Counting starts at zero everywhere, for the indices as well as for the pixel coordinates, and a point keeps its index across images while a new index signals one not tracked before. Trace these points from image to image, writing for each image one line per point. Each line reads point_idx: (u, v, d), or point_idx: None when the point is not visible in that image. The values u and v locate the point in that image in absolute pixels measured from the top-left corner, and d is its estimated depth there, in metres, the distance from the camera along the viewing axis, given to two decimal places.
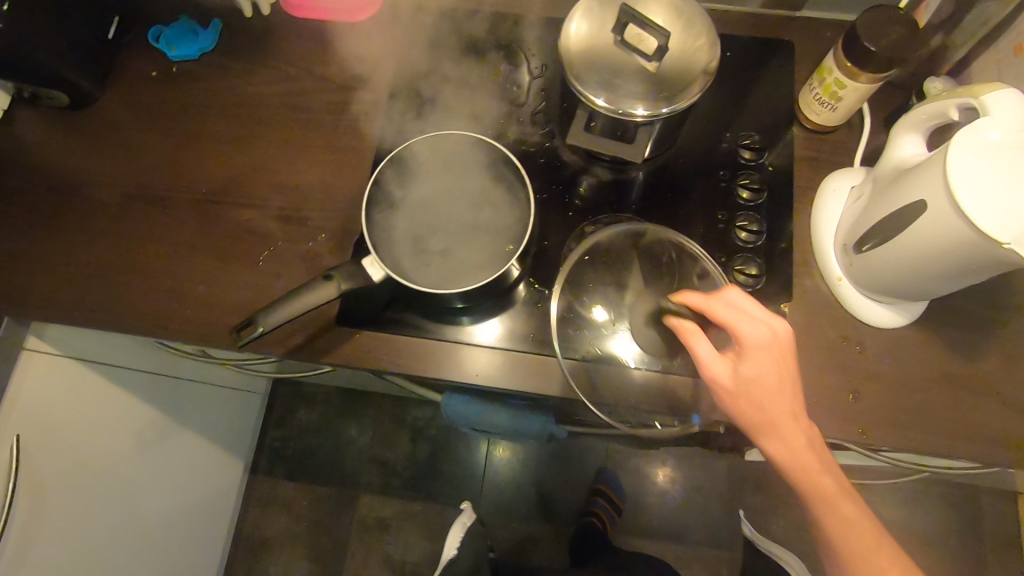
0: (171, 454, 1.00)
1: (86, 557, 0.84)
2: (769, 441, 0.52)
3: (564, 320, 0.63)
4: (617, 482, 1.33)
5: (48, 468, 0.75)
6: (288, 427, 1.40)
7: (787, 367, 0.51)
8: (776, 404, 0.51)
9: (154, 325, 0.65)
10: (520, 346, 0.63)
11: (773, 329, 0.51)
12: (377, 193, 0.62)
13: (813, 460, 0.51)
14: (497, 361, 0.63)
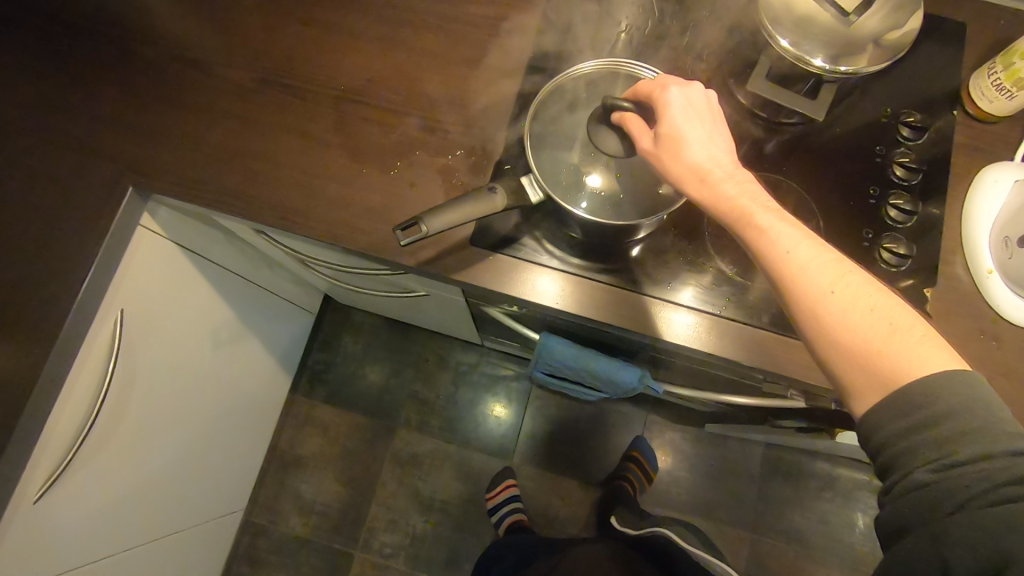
0: (238, 356, 1.00)
1: (158, 440, 0.84)
2: (701, 198, 0.49)
3: (675, 269, 0.63)
4: (651, 450, 1.33)
5: (140, 349, 0.75)
6: (332, 352, 1.39)
7: (696, 115, 0.51)
8: (694, 154, 0.50)
9: (280, 216, 0.63)
10: (626, 284, 0.63)
11: (690, 90, 0.51)
12: (539, 109, 0.60)
13: (739, 204, 0.48)
14: (630, 303, 0.62)
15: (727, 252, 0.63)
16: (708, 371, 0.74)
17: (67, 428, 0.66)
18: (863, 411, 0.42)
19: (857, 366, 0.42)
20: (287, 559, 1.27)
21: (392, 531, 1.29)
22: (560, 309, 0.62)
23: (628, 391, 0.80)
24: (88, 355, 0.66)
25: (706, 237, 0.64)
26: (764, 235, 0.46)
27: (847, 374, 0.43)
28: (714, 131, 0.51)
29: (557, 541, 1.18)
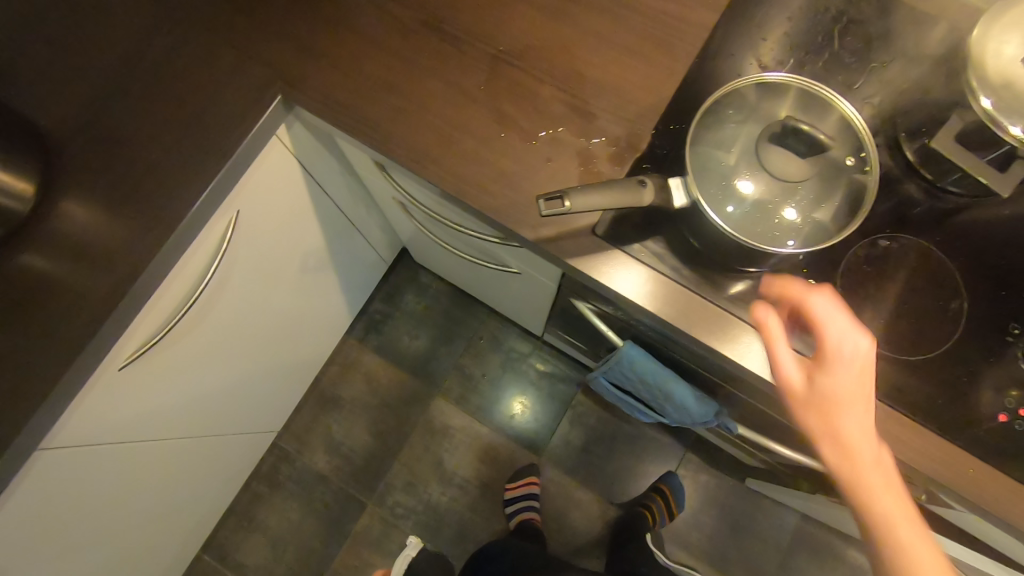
0: (317, 286, 1.02)
1: (228, 346, 0.86)
2: (830, 459, 0.43)
3: None
4: (680, 485, 1.27)
5: (242, 252, 0.77)
6: (393, 305, 1.41)
7: (865, 377, 0.44)
8: (849, 418, 0.43)
9: (413, 158, 0.63)
10: (741, 312, 0.59)
11: (862, 342, 0.45)
12: (707, 114, 0.59)
13: (882, 494, 0.42)
14: (740, 335, 0.59)
15: (858, 307, 0.60)
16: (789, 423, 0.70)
17: (165, 306, 0.69)
18: None
19: None
20: (303, 491, 1.30)
21: (408, 492, 1.30)
22: (668, 320, 0.60)
23: (698, 421, 0.76)
24: (202, 244, 0.69)
25: (840, 286, 0.60)
26: (898, 545, 0.41)
27: None
28: (878, 399, 0.44)
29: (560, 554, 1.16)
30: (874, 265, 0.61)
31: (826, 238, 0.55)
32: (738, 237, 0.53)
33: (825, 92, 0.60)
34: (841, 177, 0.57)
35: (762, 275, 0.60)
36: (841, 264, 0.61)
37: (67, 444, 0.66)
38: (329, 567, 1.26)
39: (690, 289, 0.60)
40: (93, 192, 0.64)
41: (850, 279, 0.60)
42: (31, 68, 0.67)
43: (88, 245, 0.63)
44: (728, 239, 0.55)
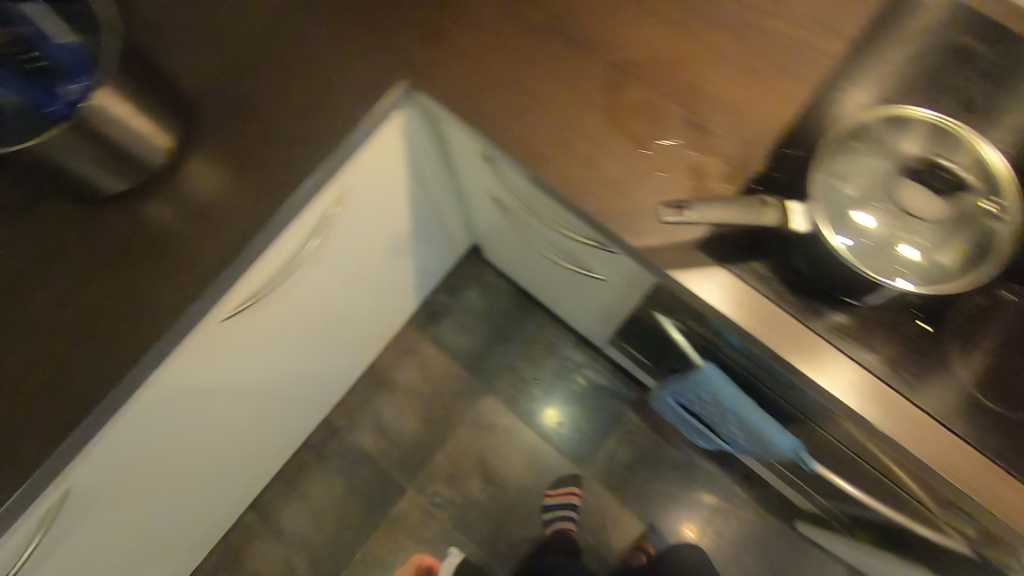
0: (396, 268, 1.05)
1: (312, 314, 0.89)
2: None
3: (903, 351, 0.58)
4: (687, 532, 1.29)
5: (341, 225, 0.80)
6: (455, 298, 1.43)
7: None
8: None
9: (524, 153, 0.64)
10: (841, 344, 0.58)
11: None
12: (836, 138, 0.58)
13: None
14: (841, 369, 0.58)
15: (967, 358, 0.58)
16: (874, 466, 0.68)
17: (270, 266, 0.72)
18: None
19: None
20: (347, 467, 1.33)
21: (448, 484, 1.31)
22: (764, 343, 0.59)
23: (771, 454, 0.75)
24: (310, 212, 0.72)
25: (950, 332, 0.59)
26: None
27: None
28: None
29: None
30: (986, 317, 0.60)
31: (946, 281, 0.53)
32: (855, 266, 0.52)
33: (960, 130, 0.59)
34: (969, 222, 0.55)
35: (867, 311, 0.59)
36: (954, 310, 0.60)
37: (169, 385, 0.70)
38: (363, 545, 1.28)
39: (790, 314, 0.59)
40: (221, 154, 0.68)
41: (960, 327, 0.59)
42: (177, 31, 0.72)
43: (211, 204, 0.67)
44: (841, 267, 0.54)
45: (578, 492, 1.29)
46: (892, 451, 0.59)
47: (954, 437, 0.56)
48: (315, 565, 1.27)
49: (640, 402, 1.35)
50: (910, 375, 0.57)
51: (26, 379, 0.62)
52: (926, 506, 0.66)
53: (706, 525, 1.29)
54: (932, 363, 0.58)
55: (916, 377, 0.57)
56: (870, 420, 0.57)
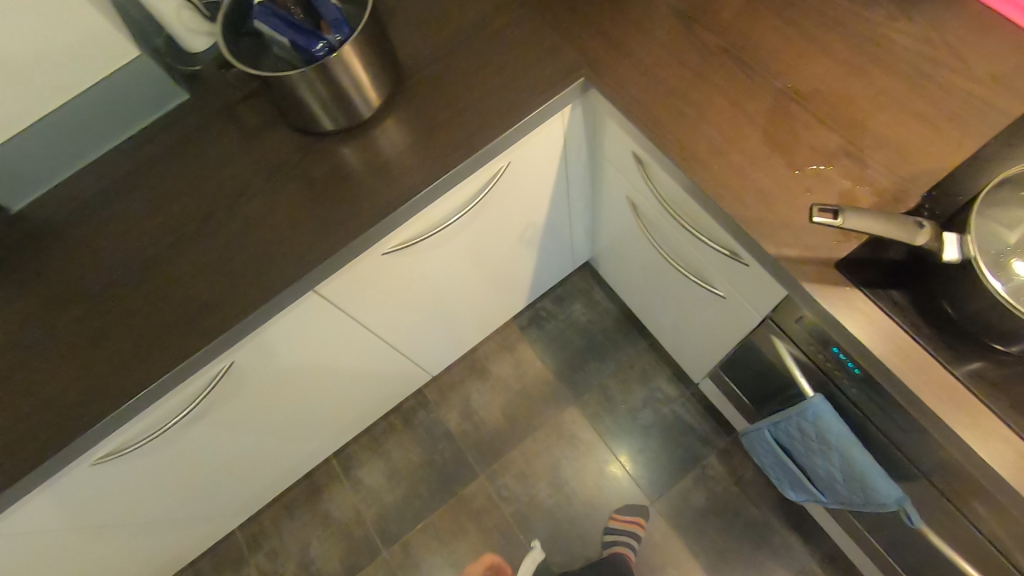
0: (522, 258, 1.13)
1: (447, 278, 0.99)
2: None
3: None
4: None
5: (495, 202, 0.90)
6: (561, 308, 1.48)
7: None
8: None
9: (681, 154, 0.70)
10: (976, 387, 0.57)
11: None
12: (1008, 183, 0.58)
13: None
14: (970, 411, 0.57)
15: None
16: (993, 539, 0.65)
17: (430, 218, 0.82)
18: None
19: None
20: (429, 440, 1.40)
21: (518, 480, 1.35)
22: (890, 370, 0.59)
23: (873, 503, 0.73)
24: (474, 180, 0.82)
25: None
26: None
27: None
28: None
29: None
30: None
31: None
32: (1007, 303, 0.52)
33: None
34: None
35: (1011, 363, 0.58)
36: None
37: (329, 300, 0.81)
38: (428, 516, 1.34)
39: (926, 349, 0.59)
40: (416, 115, 0.80)
41: None
42: (404, 16, 0.86)
43: (398, 155, 0.79)
44: (1003, 312, 0.54)
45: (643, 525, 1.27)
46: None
47: None
48: (380, 521, 1.35)
49: (725, 450, 1.32)
50: None
51: (227, 262, 0.75)
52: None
53: None
54: None
55: None
56: (996, 469, 0.55)
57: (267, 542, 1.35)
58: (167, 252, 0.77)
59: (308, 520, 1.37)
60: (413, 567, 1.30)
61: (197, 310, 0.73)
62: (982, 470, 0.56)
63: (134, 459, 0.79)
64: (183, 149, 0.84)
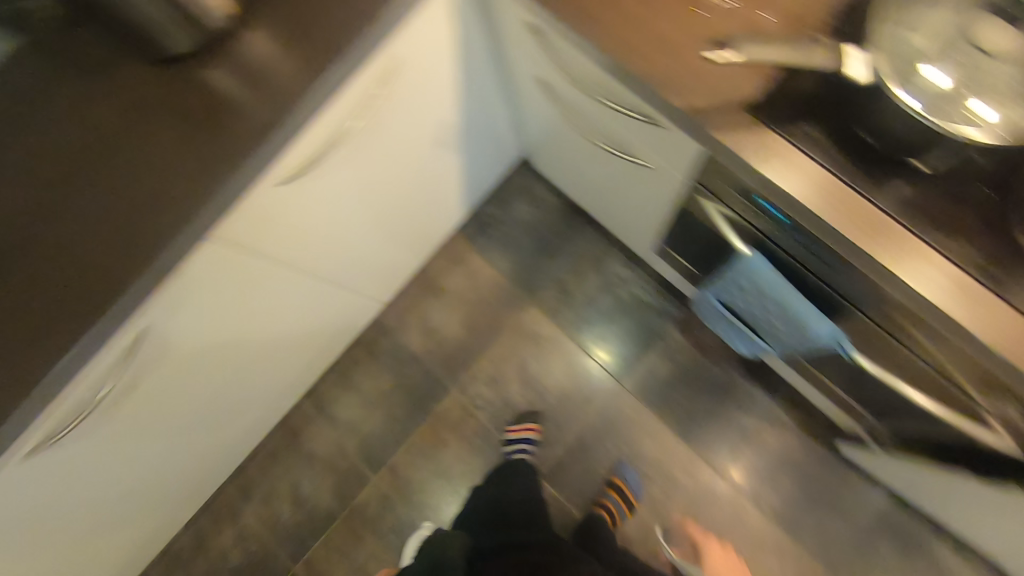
0: (444, 163, 1.06)
1: (362, 196, 0.93)
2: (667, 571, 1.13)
3: (952, 217, 0.57)
4: (636, 479, 1.27)
5: (391, 102, 0.82)
6: (504, 211, 1.43)
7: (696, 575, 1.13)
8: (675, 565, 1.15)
9: (574, 14, 0.63)
10: (889, 207, 0.57)
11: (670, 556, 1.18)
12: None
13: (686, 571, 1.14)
14: (886, 234, 0.56)
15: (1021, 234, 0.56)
16: (922, 357, 0.66)
17: (320, 135, 0.74)
18: None
19: None
20: (396, 366, 1.40)
21: (489, 387, 1.37)
22: (808, 206, 0.57)
23: (816, 342, 0.75)
24: (360, 84, 0.73)
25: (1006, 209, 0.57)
26: None
27: None
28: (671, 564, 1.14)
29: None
30: None
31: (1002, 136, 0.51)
32: (911, 108, 0.52)
33: None
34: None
35: (918, 181, 0.58)
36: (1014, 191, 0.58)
37: (232, 243, 0.75)
38: (409, 436, 1.37)
39: (841, 176, 0.57)
40: (280, 20, 0.71)
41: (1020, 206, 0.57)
42: None
43: (268, 69, 0.70)
44: (918, 125, 0.54)
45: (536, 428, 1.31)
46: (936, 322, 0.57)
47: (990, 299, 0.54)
48: (364, 450, 1.38)
49: (684, 321, 1.34)
50: (957, 241, 0.56)
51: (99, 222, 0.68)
52: (966, 395, 0.65)
53: (742, 446, 1.27)
54: (979, 232, 0.56)
55: (962, 244, 0.56)
56: (911, 285, 0.55)
57: (257, 491, 1.38)
58: (34, 222, 0.69)
59: (294, 463, 1.39)
60: (403, 485, 1.35)
61: (78, 280, 0.66)
62: (902, 290, 0.56)
63: (71, 444, 0.76)
64: (26, 103, 0.73)
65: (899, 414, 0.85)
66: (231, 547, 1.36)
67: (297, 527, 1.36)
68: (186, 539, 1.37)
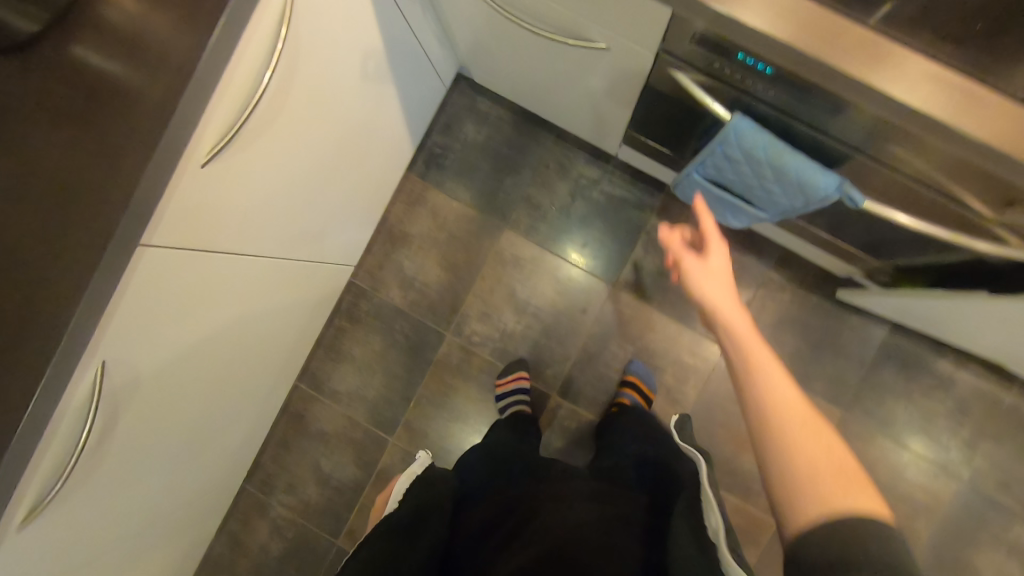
0: (377, 97, 0.94)
1: (297, 157, 0.81)
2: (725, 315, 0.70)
3: (933, 21, 0.53)
4: (647, 372, 1.27)
5: (303, 40, 0.68)
6: (452, 137, 1.32)
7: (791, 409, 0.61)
8: (737, 318, 0.69)
9: None
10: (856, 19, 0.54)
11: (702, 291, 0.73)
12: None
13: (778, 394, 0.62)
14: (851, 48, 0.54)
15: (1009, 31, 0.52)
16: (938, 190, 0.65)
17: (231, 100, 0.61)
18: (797, 505, 0.56)
19: (774, 427, 0.60)
20: (383, 326, 1.35)
21: (483, 322, 1.33)
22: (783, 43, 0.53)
23: (815, 201, 0.69)
24: (259, 28, 0.59)
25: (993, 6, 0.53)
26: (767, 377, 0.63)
27: (780, 443, 0.59)
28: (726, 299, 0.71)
29: (510, 523, 0.82)
30: None
31: None
32: None
33: None
34: None
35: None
36: None
37: (167, 247, 0.65)
38: (416, 390, 1.34)
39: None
40: None
41: None
42: None
43: (145, 30, 0.58)
44: None
45: (526, 375, 1.29)
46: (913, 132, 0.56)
47: (954, 97, 0.54)
48: (374, 415, 1.35)
49: (663, 208, 1.30)
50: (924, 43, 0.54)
51: None
52: (980, 215, 0.64)
53: None
54: (960, 32, 0.53)
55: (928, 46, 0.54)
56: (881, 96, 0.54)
57: (279, 481, 1.35)
58: None
59: (307, 445, 1.35)
60: (423, 437, 1.34)
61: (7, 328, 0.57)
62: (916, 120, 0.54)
63: (62, 503, 0.70)
64: None
65: (911, 252, 0.85)
66: (269, 539, 1.35)
67: (329, 503, 1.35)
68: (222, 544, 1.35)
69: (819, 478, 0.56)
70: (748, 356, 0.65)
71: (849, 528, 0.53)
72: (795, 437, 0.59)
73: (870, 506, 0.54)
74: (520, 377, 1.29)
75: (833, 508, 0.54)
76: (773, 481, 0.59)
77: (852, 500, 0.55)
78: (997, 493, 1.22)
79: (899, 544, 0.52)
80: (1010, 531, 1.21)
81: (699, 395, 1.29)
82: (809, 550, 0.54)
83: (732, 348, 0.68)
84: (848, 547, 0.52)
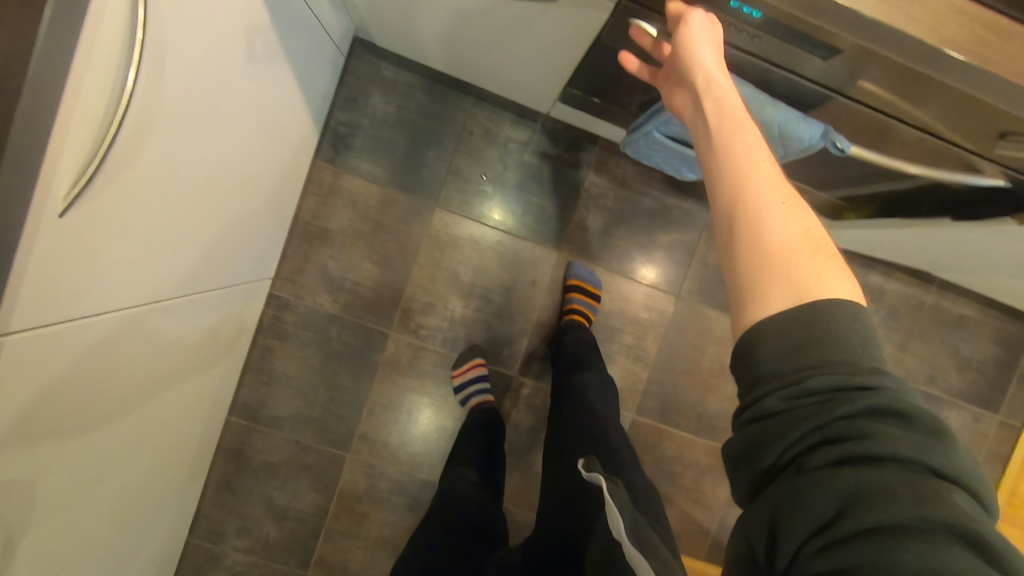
0: (271, 77, 0.77)
1: (190, 168, 0.64)
2: (714, 90, 0.52)
3: None
4: (591, 272, 1.23)
5: (173, 24, 0.51)
6: (358, 112, 1.15)
7: (772, 193, 0.47)
8: (722, 92, 0.52)
9: None
10: None
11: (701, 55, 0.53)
12: None
13: (758, 176, 0.47)
14: None
15: None
16: (926, 129, 0.62)
17: (87, 118, 0.45)
18: (760, 299, 0.44)
19: (753, 212, 0.46)
20: (318, 337, 1.20)
21: (429, 313, 1.22)
22: None
23: (794, 149, 0.66)
24: (107, 14, 0.43)
25: None
26: (743, 152, 0.49)
27: (759, 231, 0.45)
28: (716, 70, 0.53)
29: None
30: None
31: None
32: None
33: None
34: None
35: None
36: None
37: (33, 329, 0.48)
38: (367, 398, 1.22)
39: None
40: None
41: None
42: None
43: None
44: None
45: (483, 362, 1.21)
46: (901, 68, 0.53)
47: (946, 24, 0.50)
48: (326, 434, 1.22)
49: (600, 162, 1.23)
50: None
51: None
52: (948, 147, 0.63)
53: (693, 262, 1.27)
54: None
55: None
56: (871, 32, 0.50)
57: (229, 526, 1.20)
58: None
59: (253, 482, 1.21)
60: (384, 446, 1.23)
61: None
62: (912, 53, 0.51)
63: None
64: None
65: (863, 183, 0.85)
66: None
67: (291, 537, 1.22)
68: None
69: (792, 253, 0.44)
70: (728, 123, 0.50)
71: (824, 310, 0.41)
72: (768, 209, 0.46)
73: (845, 292, 0.43)
74: (477, 362, 1.21)
75: (807, 294, 0.42)
76: (736, 272, 0.46)
77: (832, 287, 0.42)
78: (927, 385, 1.33)
79: (867, 333, 0.40)
80: (939, 416, 1.33)
81: (660, 348, 1.28)
82: (767, 334, 0.42)
83: (712, 119, 0.52)
84: (810, 334, 0.40)
